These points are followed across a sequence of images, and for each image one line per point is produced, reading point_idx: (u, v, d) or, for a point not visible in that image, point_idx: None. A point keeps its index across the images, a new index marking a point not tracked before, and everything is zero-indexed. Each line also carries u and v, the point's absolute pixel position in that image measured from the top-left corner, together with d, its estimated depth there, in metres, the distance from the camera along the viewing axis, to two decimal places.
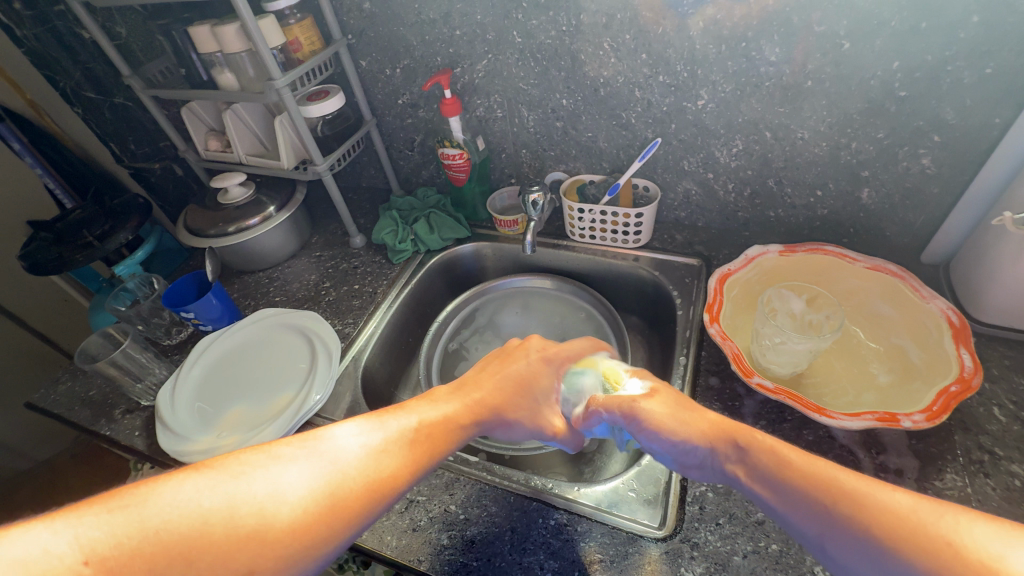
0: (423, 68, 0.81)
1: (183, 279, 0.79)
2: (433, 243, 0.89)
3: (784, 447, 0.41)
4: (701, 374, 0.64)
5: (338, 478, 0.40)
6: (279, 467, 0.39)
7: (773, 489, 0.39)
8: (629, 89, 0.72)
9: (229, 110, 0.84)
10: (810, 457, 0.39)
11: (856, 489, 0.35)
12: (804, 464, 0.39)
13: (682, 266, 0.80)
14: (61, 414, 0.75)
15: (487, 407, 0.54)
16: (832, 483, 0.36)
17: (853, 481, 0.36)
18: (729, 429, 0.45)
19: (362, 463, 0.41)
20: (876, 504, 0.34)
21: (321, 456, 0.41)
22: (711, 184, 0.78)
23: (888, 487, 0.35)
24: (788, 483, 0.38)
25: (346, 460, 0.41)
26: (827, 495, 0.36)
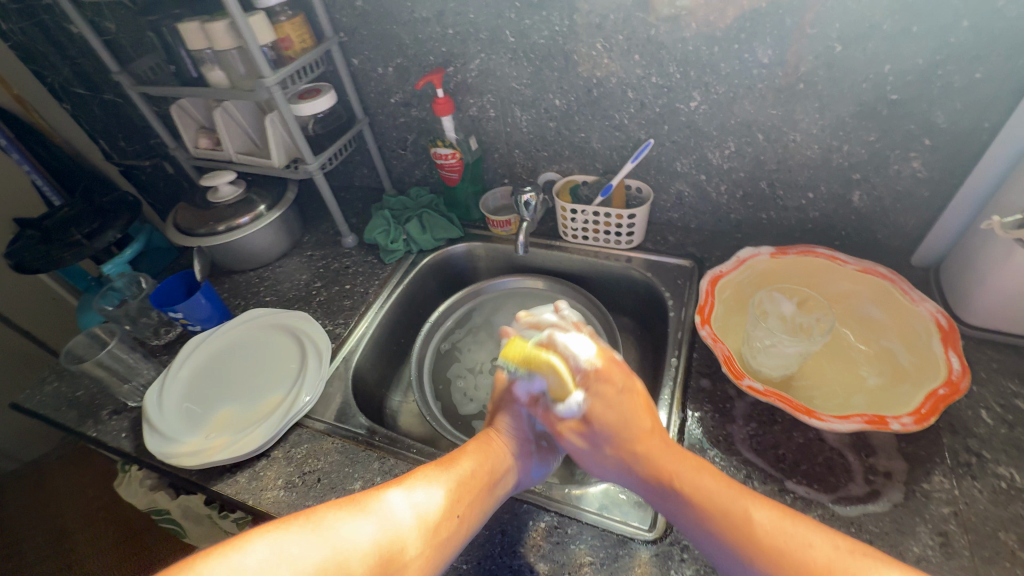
0: (415, 67, 0.81)
1: (171, 278, 0.78)
2: (425, 243, 0.89)
3: (714, 491, 0.46)
4: (692, 376, 0.64)
5: (357, 549, 0.42)
6: (269, 550, 0.40)
7: (707, 536, 0.44)
8: (622, 89, 0.71)
9: (220, 108, 0.83)
10: (737, 500, 0.44)
11: (775, 532, 0.42)
12: (732, 511, 0.44)
13: (675, 268, 0.80)
14: (47, 415, 0.74)
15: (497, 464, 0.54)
16: (756, 530, 0.42)
17: (772, 523, 0.42)
18: (660, 470, 0.49)
19: (378, 546, 0.43)
20: (799, 558, 0.40)
21: (334, 536, 0.42)
22: (704, 185, 0.78)
23: (794, 527, 0.42)
24: (720, 533, 0.43)
25: (364, 542, 0.43)
26: (752, 542, 0.42)
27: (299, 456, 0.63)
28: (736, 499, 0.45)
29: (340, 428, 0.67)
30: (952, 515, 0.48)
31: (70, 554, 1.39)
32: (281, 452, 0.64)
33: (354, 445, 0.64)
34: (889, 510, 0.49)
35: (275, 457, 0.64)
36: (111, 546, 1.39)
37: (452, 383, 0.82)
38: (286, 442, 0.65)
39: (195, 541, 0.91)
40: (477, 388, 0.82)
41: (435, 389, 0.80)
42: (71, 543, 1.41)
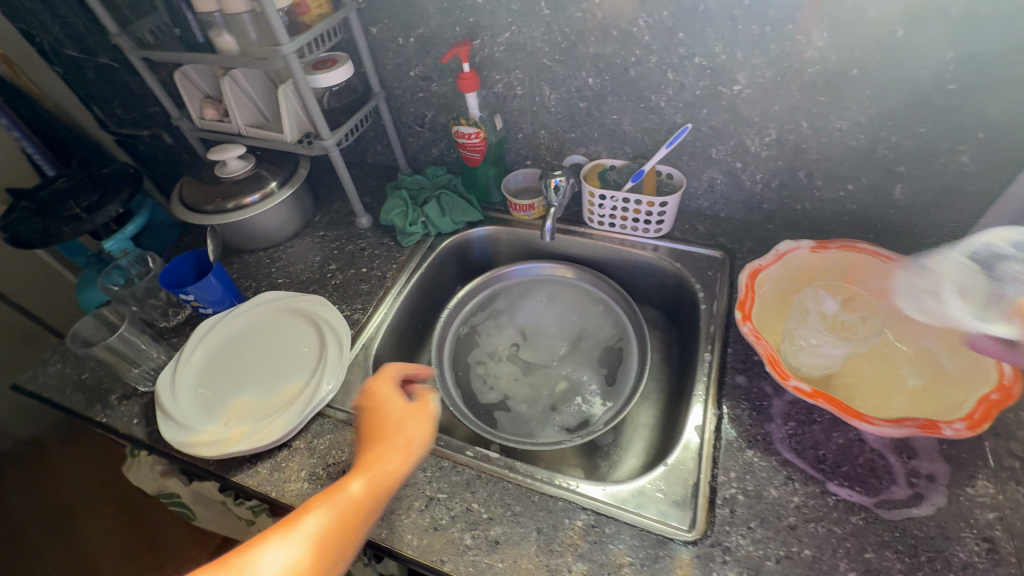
0: (438, 39, 0.76)
1: (180, 259, 0.74)
2: (444, 226, 0.86)
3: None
4: (727, 373, 0.63)
5: None
6: None
7: None
8: (662, 70, 0.67)
9: (228, 77, 0.78)
10: None
11: None
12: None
13: (705, 258, 0.78)
14: (51, 399, 0.71)
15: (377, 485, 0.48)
16: None
17: None
18: None
19: None
20: None
21: None
22: (738, 173, 0.75)
23: None
24: None
25: None
26: None
27: (322, 447, 0.62)
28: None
29: None
30: (997, 520, 0.48)
31: (75, 533, 1.39)
32: (303, 442, 0.62)
33: None
34: (933, 515, 0.49)
35: (297, 447, 0.62)
36: (115, 525, 1.39)
37: (473, 371, 0.80)
38: (307, 432, 0.63)
39: (205, 524, 0.90)
40: (497, 376, 0.79)
41: (456, 378, 0.78)
42: (75, 522, 1.41)
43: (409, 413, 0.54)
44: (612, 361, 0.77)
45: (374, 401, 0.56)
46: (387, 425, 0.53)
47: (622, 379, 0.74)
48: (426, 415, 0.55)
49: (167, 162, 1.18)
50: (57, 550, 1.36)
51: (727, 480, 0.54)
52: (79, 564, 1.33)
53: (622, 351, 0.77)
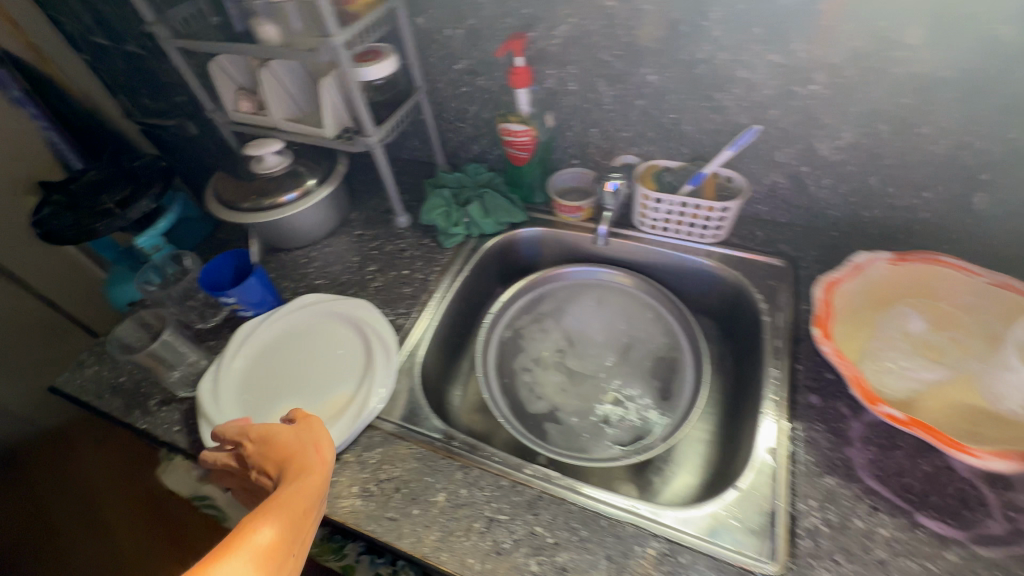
0: (489, 31, 0.72)
1: (220, 259, 0.71)
2: (487, 227, 0.82)
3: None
4: (798, 392, 0.60)
5: None
6: None
7: None
8: (732, 67, 0.63)
9: (266, 68, 0.74)
10: None
11: None
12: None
13: (764, 267, 0.74)
14: (90, 403, 0.69)
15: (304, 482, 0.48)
16: None
17: None
18: None
19: None
20: None
21: None
22: (803, 178, 0.71)
23: None
24: None
25: None
26: None
27: (372, 461, 0.60)
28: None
29: (410, 430, 0.62)
30: None
31: (106, 528, 1.41)
32: (353, 456, 0.60)
33: (431, 452, 0.60)
34: None
35: (347, 461, 0.60)
36: (144, 522, 1.42)
37: (519, 379, 0.77)
38: (357, 445, 0.61)
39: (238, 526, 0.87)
40: (545, 384, 0.76)
41: (503, 386, 0.75)
42: (105, 517, 1.44)
43: (302, 428, 0.54)
44: (665, 373, 0.74)
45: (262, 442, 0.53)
46: (284, 444, 0.53)
47: (677, 392, 0.71)
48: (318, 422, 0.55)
49: (192, 153, 1.14)
50: None
51: (807, 509, 0.51)
52: None
53: (675, 362, 0.74)
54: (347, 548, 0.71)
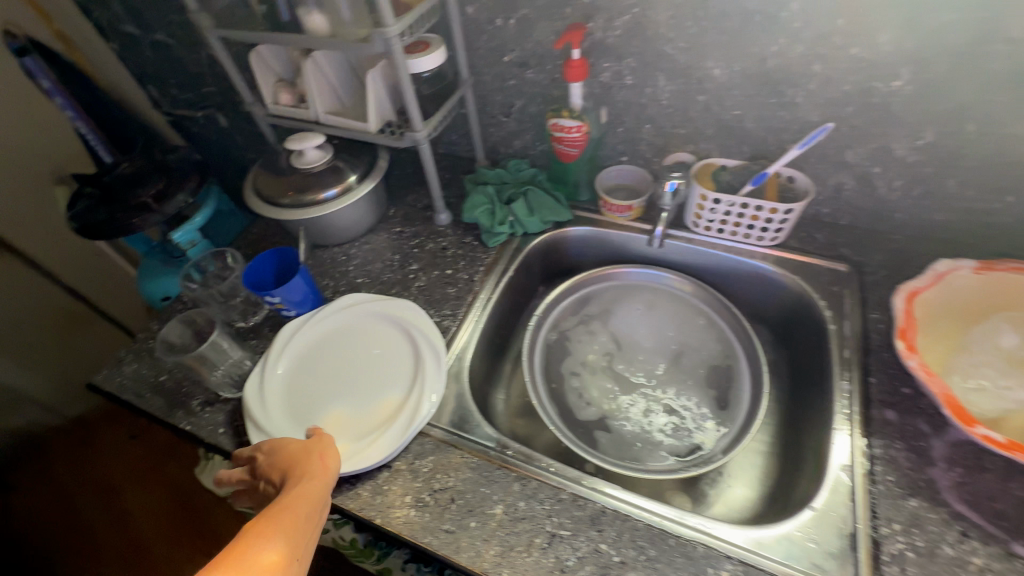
0: (543, 21, 0.68)
1: (263, 257, 0.69)
2: (532, 225, 0.80)
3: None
4: (873, 407, 0.57)
5: None
6: None
7: None
8: (807, 61, 0.60)
9: (310, 59, 0.71)
10: None
11: None
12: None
13: (827, 272, 0.71)
14: (131, 402, 0.67)
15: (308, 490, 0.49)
16: None
17: None
18: None
19: None
20: None
21: None
22: (873, 178, 0.67)
23: None
24: None
25: None
26: None
27: (425, 470, 0.58)
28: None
29: (461, 437, 0.60)
30: None
31: (121, 512, 1.38)
32: (404, 464, 0.58)
33: (486, 462, 0.58)
34: None
35: (399, 469, 0.58)
36: (162, 506, 1.38)
37: (566, 384, 0.75)
38: (409, 453, 0.59)
39: None
40: (593, 390, 0.74)
41: (550, 392, 0.73)
42: (124, 501, 1.40)
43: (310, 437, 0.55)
44: (720, 382, 0.71)
45: (269, 452, 0.54)
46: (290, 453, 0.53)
47: (734, 402, 0.69)
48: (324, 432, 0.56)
49: (222, 145, 1.12)
50: (105, 532, 1.35)
51: (892, 533, 0.49)
52: (129, 546, 1.33)
53: (731, 370, 0.72)
54: (392, 556, 0.74)
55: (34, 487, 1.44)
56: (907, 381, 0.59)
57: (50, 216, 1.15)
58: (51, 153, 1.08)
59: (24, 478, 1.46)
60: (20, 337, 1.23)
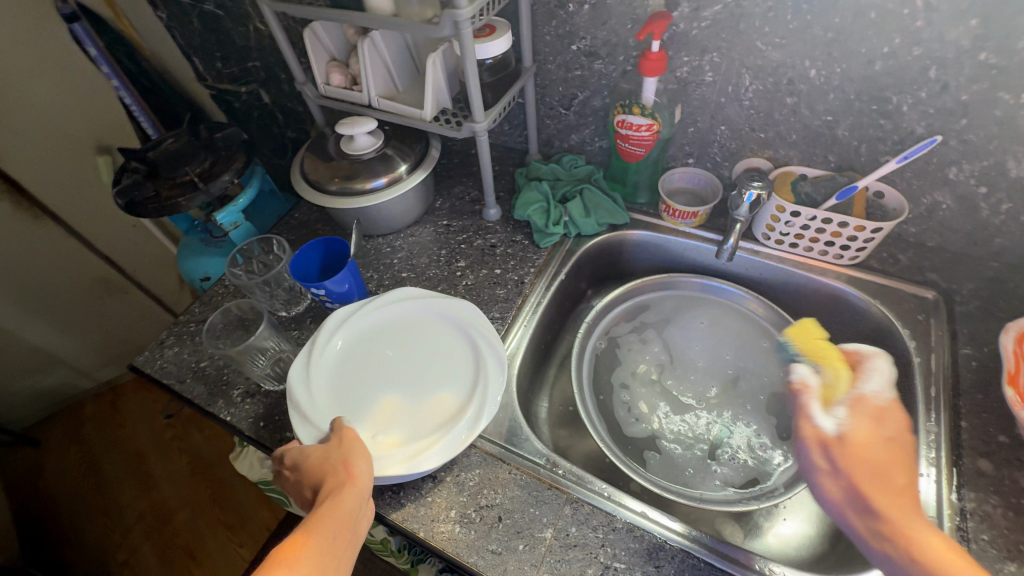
0: (623, 9, 0.63)
1: (309, 246, 0.67)
2: (588, 227, 0.75)
3: (917, 521, 0.38)
4: (964, 454, 0.52)
5: None
6: None
7: None
8: (923, 65, 0.53)
9: (369, 40, 0.67)
10: None
11: None
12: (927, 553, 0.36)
13: (912, 298, 0.65)
14: (173, 388, 0.66)
15: (335, 508, 0.44)
16: None
17: None
18: None
19: None
20: None
21: None
22: (976, 200, 0.61)
23: None
24: None
25: None
26: None
27: (471, 484, 0.55)
28: (950, 556, 0.36)
29: (511, 452, 0.57)
30: None
31: (148, 478, 1.41)
32: (449, 475, 0.56)
33: (535, 480, 0.55)
34: None
35: (443, 481, 0.55)
36: (188, 476, 1.40)
37: (615, 396, 0.71)
38: (453, 464, 0.56)
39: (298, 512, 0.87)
40: (643, 405, 0.70)
41: (598, 404, 0.70)
42: (147, 468, 1.42)
43: (333, 445, 0.50)
44: (782, 409, 0.67)
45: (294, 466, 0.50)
46: (317, 462, 0.49)
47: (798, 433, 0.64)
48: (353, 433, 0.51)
49: (263, 121, 1.09)
50: (132, 495, 1.38)
51: None
52: (154, 511, 1.35)
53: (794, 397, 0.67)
54: (425, 563, 0.75)
55: (67, 446, 1.48)
56: (1005, 429, 0.53)
57: (90, 184, 1.14)
58: (94, 120, 1.06)
59: (60, 436, 1.50)
60: (57, 299, 1.24)
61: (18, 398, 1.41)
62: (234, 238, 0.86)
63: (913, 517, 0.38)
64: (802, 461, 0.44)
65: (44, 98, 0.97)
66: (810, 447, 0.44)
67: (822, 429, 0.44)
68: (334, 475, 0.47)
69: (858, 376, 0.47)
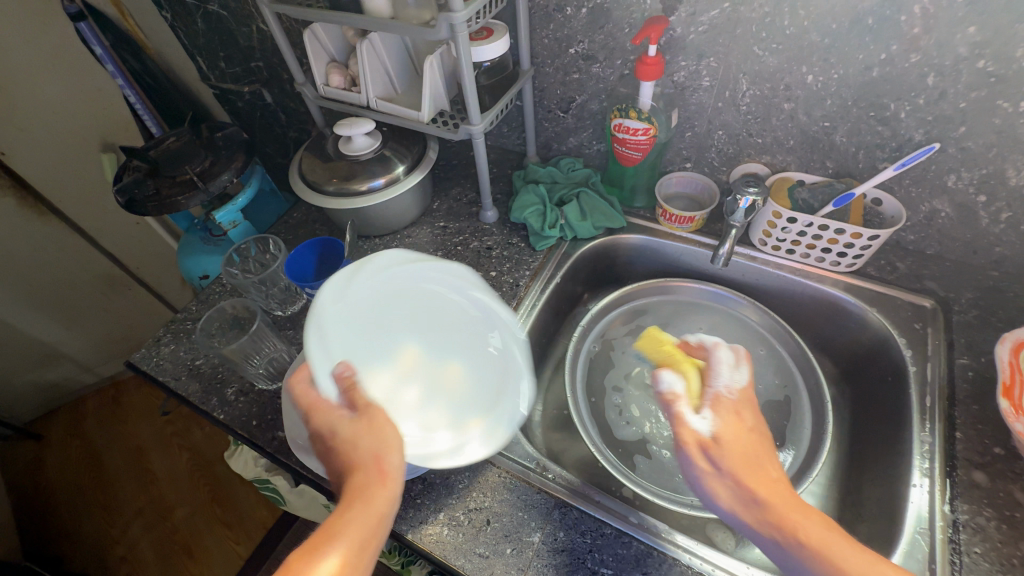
0: (620, 13, 0.63)
1: (304, 247, 0.67)
2: (584, 230, 0.75)
3: (797, 505, 0.41)
4: (959, 466, 0.52)
5: None
6: None
7: None
8: (920, 72, 0.53)
9: (367, 42, 0.67)
10: None
11: None
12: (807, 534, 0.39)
13: (909, 306, 0.64)
14: (168, 385, 0.66)
15: (363, 515, 0.40)
16: None
17: None
18: None
19: None
20: None
21: None
22: (975, 208, 0.60)
23: None
24: None
25: None
26: None
27: (461, 487, 0.55)
28: (827, 529, 0.39)
29: (500, 455, 0.57)
30: None
31: (148, 473, 1.42)
32: (438, 478, 0.55)
33: (525, 484, 0.55)
34: None
35: (433, 482, 0.55)
36: (187, 472, 1.41)
37: (607, 399, 0.71)
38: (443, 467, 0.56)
39: (292, 510, 0.87)
40: (636, 408, 0.70)
41: (590, 407, 0.69)
42: (147, 463, 1.43)
43: (364, 428, 0.44)
44: (776, 417, 0.66)
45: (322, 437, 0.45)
46: (350, 444, 0.44)
47: (792, 442, 0.63)
48: (386, 421, 0.45)
49: (265, 121, 1.10)
50: (132, 489, 1.39)
51: None
52: (153, 506, 1.36)
53: (789, 404, 0.67)
54: (415, 564, 0.75)
55: (69, 440, 1.50)
56: (1000, 441, 0.53)
57: (94, 181, 1.15)
58: (99, 119, 1.08)
59: (62, 431, 1.52)
60: (61, 294, 1.26)
61: (23, 391, 1.43)
62: (234, 237, 0.87)
63: (789, 499, 0.41)
64: (688, 468, 0.45)
65: (50, 96, 0.98)
66: (692, 453, 0.45)
67: (698, 433, 0.46)
68: (365, 466, 0.43)
69: (709, 370, 0.51)
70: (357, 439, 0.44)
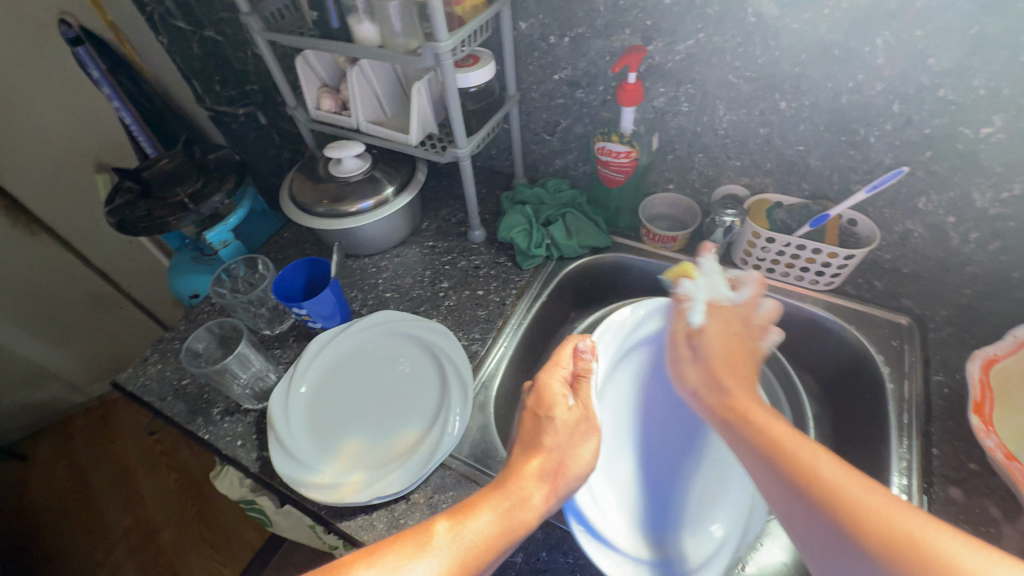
0: (601, 42, 0.65)
1: (292, 267, 0.68)
2: (570, 250, 0.77)
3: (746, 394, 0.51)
4: (936, 482, 0.53)
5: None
6: None
7: None
8: (886, 100, 0.55)
9: (357, 68, 0.69)
10: None
11: None
12: (762, 424, 0.46)
13: (887, 324, 0.66)
14: (153, 405, 0.66)
15: (528, 504, 0.45)
16: None
17: None
18: None
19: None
20: None
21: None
22: (946, 229, 0.62)
23: None
24: None
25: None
26: None
27: (444, 506, 0.54)
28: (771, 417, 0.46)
29: (485, 474, 0.57)
30: None
31: (133, 493, 1.40)
32: (422, 497, 0.55)
33: None
34: None
35: (416, 502, 0.55)
36: (174, 493, 1.39)
37: None
38: (427, 485, 0.56)
39: (279, 531, 0.87)
40: None
41: None
42: (133, 484, 1.41)
43: (575, 426, 0.52)
44: None
45: (542, 402, 0.53)
46: (554, 432, 0.51)
47: None
48: (588, 434, 0.53)
49: (259, 142, 1.12)
50: (117, 510, 1.37)
51: None
52: (137, 527, 1.33)
53: None
54: None
55: (55, 460, 1.48)
56: (974, 456, 0.54)
57: (88, 201, 1.16)
58: (94, 140, 1.09)
59: (47, 451, 1.50)
60: (50, 312, 1.25)
61: (8, 411, 1.41)
62: (224, 257, 0.87)
63: (744, 390, 0.52)
64: (674, 351, 0.60)
65: (46, 118, 1.00)
66: (680, 342, 0.60)
67: (688, 327, 0.60)
68: (555, 456, 0.49)
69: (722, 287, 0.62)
70: (565, 433, 0.51)
